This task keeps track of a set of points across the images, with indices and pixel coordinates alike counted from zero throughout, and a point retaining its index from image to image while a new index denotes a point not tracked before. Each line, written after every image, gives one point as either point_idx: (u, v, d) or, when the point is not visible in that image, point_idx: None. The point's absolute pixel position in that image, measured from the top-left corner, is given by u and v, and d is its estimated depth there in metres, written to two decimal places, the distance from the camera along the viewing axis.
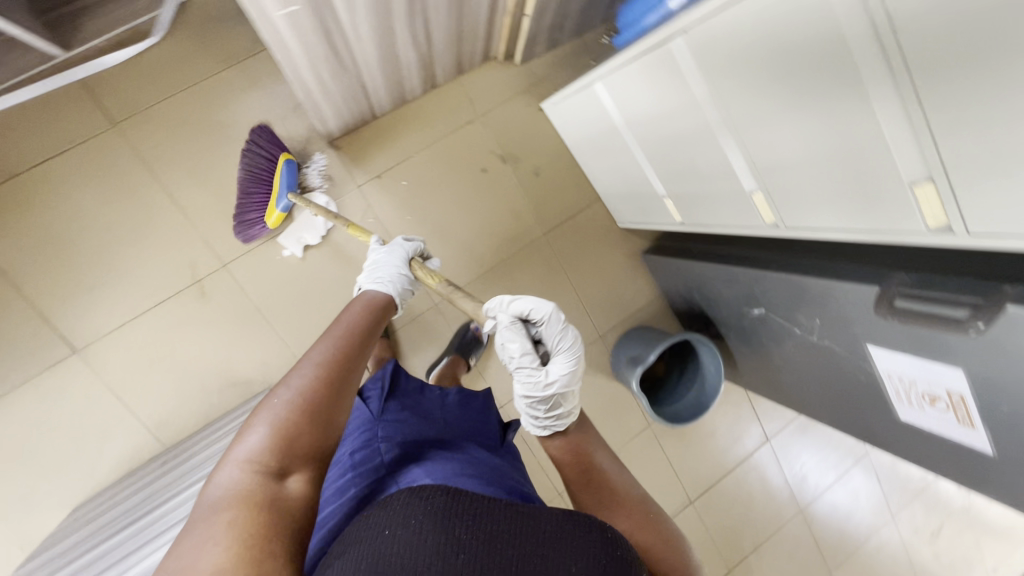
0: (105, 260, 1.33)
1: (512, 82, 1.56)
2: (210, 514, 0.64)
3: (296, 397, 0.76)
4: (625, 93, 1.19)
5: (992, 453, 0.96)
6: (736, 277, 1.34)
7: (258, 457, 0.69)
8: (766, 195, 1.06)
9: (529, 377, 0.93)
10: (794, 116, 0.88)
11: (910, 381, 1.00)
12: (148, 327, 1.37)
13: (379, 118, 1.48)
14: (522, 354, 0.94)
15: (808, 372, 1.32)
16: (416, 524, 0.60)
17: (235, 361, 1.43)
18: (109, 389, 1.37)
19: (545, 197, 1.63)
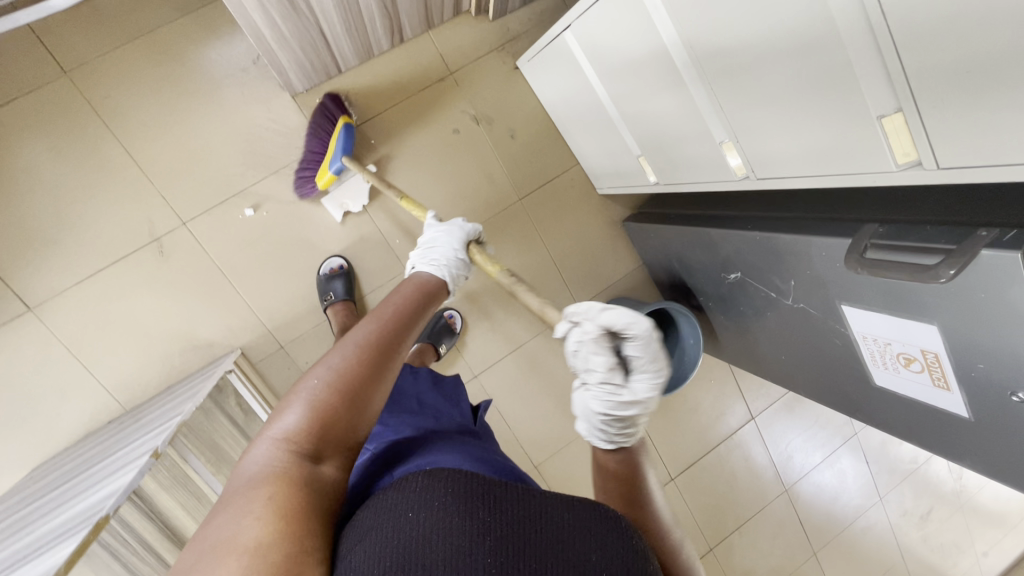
0: (62, 216, 1.29)
1: (486, 40, 1.50)
2: (239, 495, 0.54)
3: (339, 372, 0.64)
4: (593, 42, 1.13)
5: (968, 415, 0.88)
6: (711, 241, 1.28)
7: (296, 435, 0.59)
8: (735, 144, 1.00)
9: (605, 399, 0.76)
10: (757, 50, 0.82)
11: (886, 342, 0.93)
12: (105, 286, 1.33)
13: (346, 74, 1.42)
14: (602, 370, 0.76)
15: (786, 343, 1.25)
16: (437, 508, 0.54)
17: (197, 323, 1.40)
18: (66, 348, 1.33)
19: (522, 161, 1.57)
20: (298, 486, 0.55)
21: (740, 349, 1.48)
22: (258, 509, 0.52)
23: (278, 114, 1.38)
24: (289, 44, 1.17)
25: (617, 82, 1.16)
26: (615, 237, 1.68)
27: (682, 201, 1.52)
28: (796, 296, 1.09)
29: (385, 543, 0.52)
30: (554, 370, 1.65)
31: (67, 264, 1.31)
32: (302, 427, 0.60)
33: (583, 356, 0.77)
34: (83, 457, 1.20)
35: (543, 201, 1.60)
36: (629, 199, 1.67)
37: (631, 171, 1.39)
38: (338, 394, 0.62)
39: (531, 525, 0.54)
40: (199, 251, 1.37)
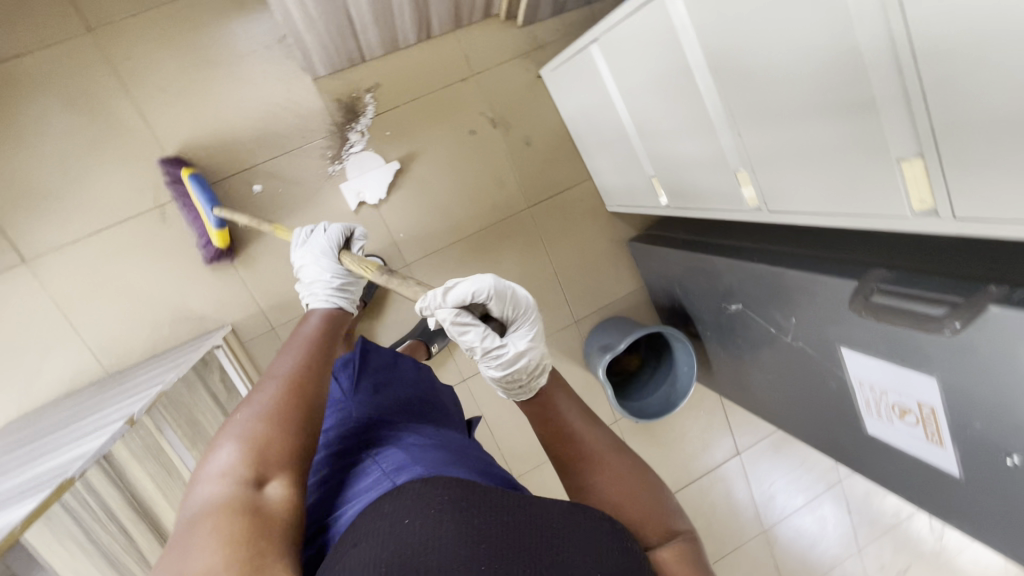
0: (68, 172, 1.28)
1: (512, 45, 1.50)
2: (185, 535, 0.51)
3: (266, 409, 0.63)
4: (621, 59, 1.13)
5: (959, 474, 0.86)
6: (716, 270, 1.27)
7: (234, 468, 0.56)
8: (750, 174, 0.98)
9: (493, 358, 0.78)
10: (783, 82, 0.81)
11: (882, 391, 0.92)
12: (102, 246, 1.32)
13: (368, 63, 1.41)
14: (482, 337, 0.77)
15: (782, 384, 1.23)
16: (431, 513, 0.52)
17: (190, 295, 1.38)
18: (55, 304, 1.32)
19: (534, 169, 1.56)
20: (247, 514, 0.52)
21: (733, 381, 1.46)
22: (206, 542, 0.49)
23: (297, 95, 1.38)
24: (316, 27, 1.16)
25: (638, 100, 1.16)
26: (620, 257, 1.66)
27: (691, 228, 1.51)
28: (796, 334, 1.07)
29: (377, 552, 0.50)
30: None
31: (68, 221, 1.30)
32: (240, 457, 0.57)
33: (461, 332, 0.77)
34: (57, 416, 1.18)
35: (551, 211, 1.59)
36: (636, 219, 1.66)
37: (642, 192, 1.38)
38: (269, 425, 0.61)
39: (528, 536, 0.53)
40: (200, 223, 1.36)
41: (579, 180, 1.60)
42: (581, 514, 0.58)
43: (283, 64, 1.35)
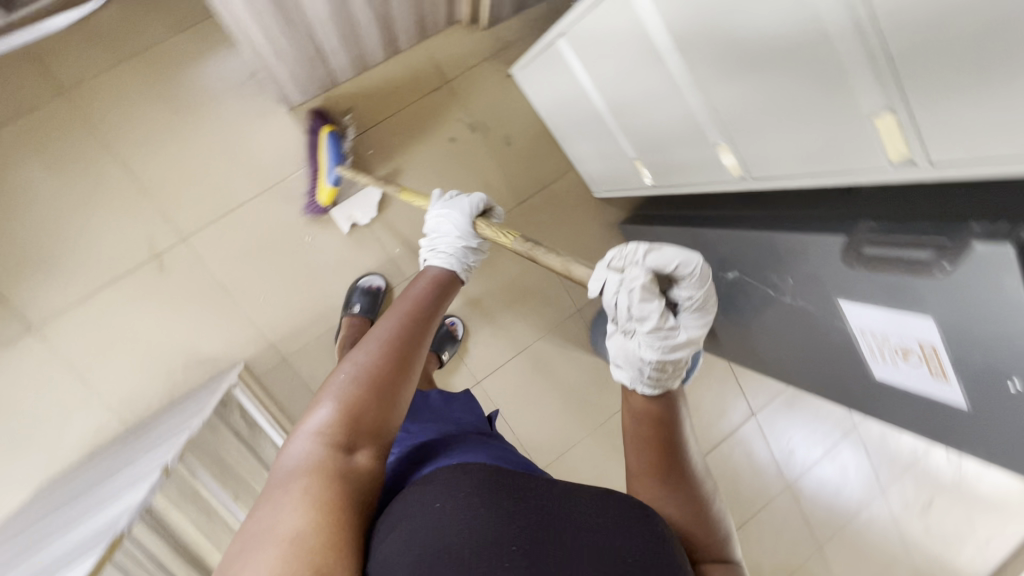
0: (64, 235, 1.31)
1: (479, 48, 1.51)
2: (277, 490, 0.54)
3: (365, 366, 0.62)
4: (577, 50, 1.14)
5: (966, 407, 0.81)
6: (701, 241, 1.25)
7: (331, 430, 0.57)
8: (728, 148, 1.00)
9: (652, 340, 0.71)
10: (741, 56, 0.83)
11: (882, 335, 0.88)
12: (108, 305, 1.34)
13: (342, 84, 1.44)
14: (657, 315, 0.70)
15: (784, 337, 1.17)
16: (466, 495, 0.57)
17: (200, 341, 1.39)
18: (70, 368, 1.33)
19: (518, 166, 1.57)
20: (334, 484, 0.54)
21: (740, 339, 1.40)
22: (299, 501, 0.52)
23: (278, 130, 1.40)
24: (280, 61, 1.18)
25: (611, 86, 1.17)
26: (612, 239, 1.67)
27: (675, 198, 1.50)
28: (794, 294, 1.04)
29: (416, 532, 0.54)
30: (556, 373, 1.66)
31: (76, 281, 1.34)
32: (334, 421, 0.58)
33: (622, 304, 0.72)
34: (78, 481, 1.19)
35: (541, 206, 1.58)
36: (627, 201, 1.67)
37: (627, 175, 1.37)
38: (367, 387, 0.61)
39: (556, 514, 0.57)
40: (198, 265, 1.37)
41: (562, 167, 1.61)
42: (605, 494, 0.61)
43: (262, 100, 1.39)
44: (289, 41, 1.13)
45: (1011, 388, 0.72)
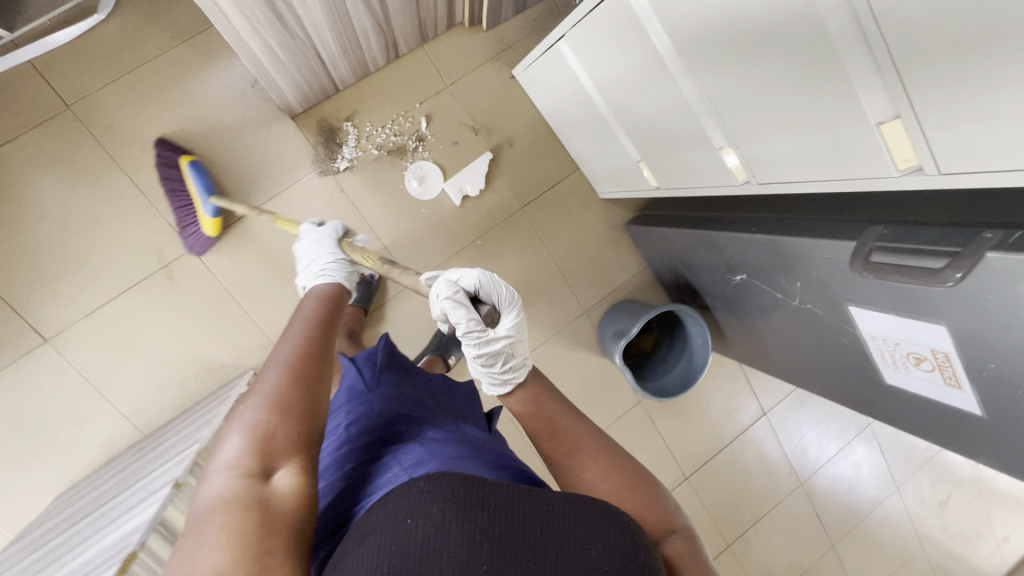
0: (113, 98, 1.13)
1: (512, 34, 1.35)
2: (194, 530, 0.47)
3: (265, 393, 0.57)
4: (698, 163, 0.96)
5: (985, 415, 0.78)
6: (788, 257, 0.93)
7: (241, 458, 0.51)
8: (912, 142, 0.60)
9: (474, 335, 0.76)
10: (938, 74, 0.53)
11: (894, 341, 0.84)
12: (132, 198, 1.16)
13: (435, 42, 1.30)
14: (465, 313, 0.75)
15: (901, 395, 0.92)
16: (439, 517, 0.46)
17: (207, 262, 1.21)
18: (46, 242, 1.13)
19: (519, 170, 1.41)
20: (253, 509, 0.48)
21: (820, 374, 1.14)
22: (210, 552, 0.45)
23: (410, 92, 1.30)
24: (372, 11, 1.04)
25: (762, 168, 0.83)
26: (595, 298, 1.52)
27: (690, 270, 1.32)
28: (887, 299, 0.78)
29: (388, 553, 0.45)
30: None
31: (70, 101, 1.11)
32: (249, 451, 0.52)
33: (443, 304, 0.76)
34: (102, 484, 1.07)
35: (537, 223, 1.44)
36: (622, 264, 1.52)
37: (774, 262, 0.98)
38: (282, 395, 0.56)
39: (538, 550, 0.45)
40: (230, 160, 1.20)
41: (562, 179, 1.44)
42: (584, 508, 0.49)
43: (403, 22, 1.14)
44: (382, 4, 1.05)
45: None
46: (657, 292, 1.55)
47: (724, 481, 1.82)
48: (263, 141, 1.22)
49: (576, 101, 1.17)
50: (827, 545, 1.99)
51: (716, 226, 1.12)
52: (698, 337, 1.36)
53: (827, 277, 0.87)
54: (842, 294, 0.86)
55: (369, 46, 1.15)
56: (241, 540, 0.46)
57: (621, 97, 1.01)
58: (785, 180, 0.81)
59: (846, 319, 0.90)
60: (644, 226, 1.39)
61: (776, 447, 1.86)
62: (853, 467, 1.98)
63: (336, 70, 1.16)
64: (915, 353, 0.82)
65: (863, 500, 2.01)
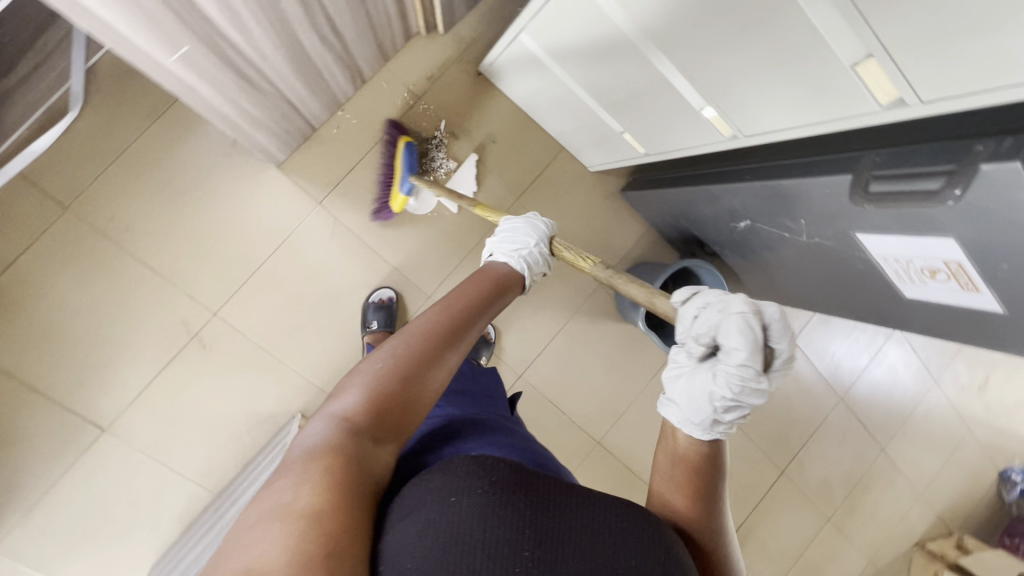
0: (104, 188, 1.15)
1: (469, 32, 1.34)
2: (300, 462, 0.51)
3: (399, 356, 0.59)
4: (681, 125, 0.97)
5: (1006, 312, 0.81)
6: (786, 197, 0.95)
7: (357, 415, 0.54)
8: (890, 78, 0.61)
9: (738, 381, 0.69)
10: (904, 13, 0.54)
11: (906, 259, 0.86)
12: (147, 278, 1.19)
13: (397, 58, 1.30)
14: (745, 350, 0.67)
15: (921, 306, 0.95)
16: (483, 500, 0.50)
17: (233, 322, 1.25)
18: (79, 338, 1.17)
19: (506, 163, 1.42)
20: (351, 464, 0.51)
21: (840, 299, 1.16)
22: (301, 494, 0.47)
23: (384, 113, 1.31)
24: (331, 46, 1.04)
25: (746, 121, 0.84)
26: (606, 269, 1.55)
27: (694, 224, 1.33)
28: (893, 222, 0.80)
29: (431, 527, 0.49)
30: (585, 406, 1.59)
31: (65, 199, 1.13)
32: (363, 408, 0.55)
33: (724, 326, 0.69)
34: (191, 548, 1.14)
35: (535, 210, 1.46)
36: (625, 230, 1.54)
37: (775, 205, 0.99)
38: (412, 365, 0.59)
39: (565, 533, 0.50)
40: (229, 220, 1.23)
41: (550, 162, 1.46)
42: (612, 501, 0.54)
43: (363, 48, 1.15)
44: (338, 37, 1.05)
45: None
46: (664, 248, 1.57)
47: (766, 411, 1.87)
48: (256, 194, 1.24)
49: (548, 87, 1.17)
50: (876, 448, 2.05)
51: (710, 179, 1.13)
52: (715, 285, 1.39)
53: (830, 211, 0.88)
54: (848, 224, 0.88)
55: (336, 80, 1.16)
56: (334, 489, 0.49)
57: (591, 76, 1.02)
58: (769, 128, 0.82)
59: (855, 246, 0.92)
60: (640, 190, 1.40)
61: (810, 369, 1.90)
62: (889, 371, 2.01)
63: (309, 110, 1.17)
64: (929, 266, 0.84)
65: (904, 399, 2.05)
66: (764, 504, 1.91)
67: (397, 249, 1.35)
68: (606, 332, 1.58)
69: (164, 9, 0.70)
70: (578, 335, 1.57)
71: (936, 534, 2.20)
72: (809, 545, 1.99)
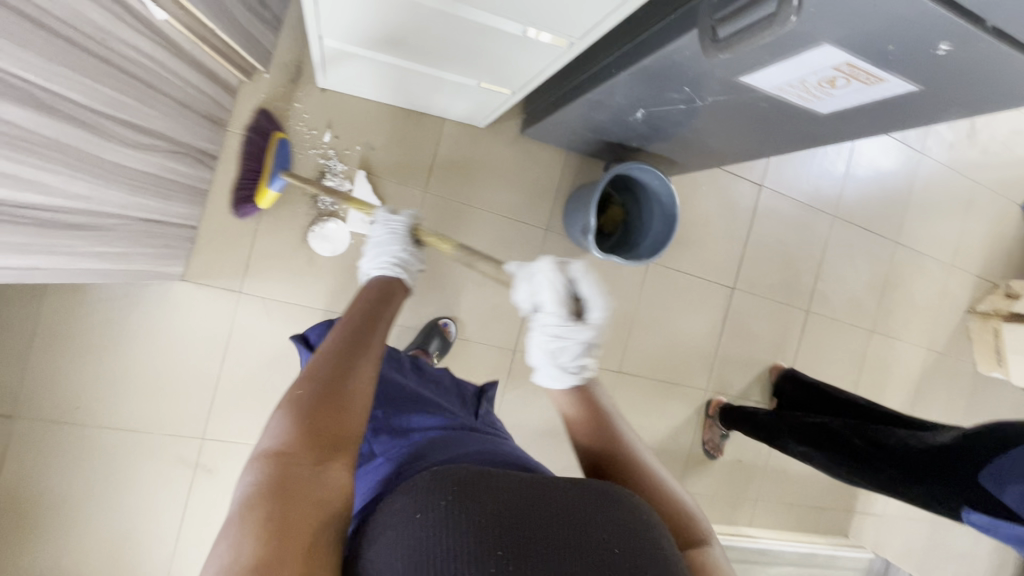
0: (37, 382, 1.14)
1: (294, 55, 1.25)
2: (236, 511, 0.48)
3: (312, 377, 0.60)
4: (519, 55, 0.88)
5: (919, 89, 0.73)
6: (657, 74, 0.86)
7: (289, 446, 0.53)
8: None
9: (556, 329, 0.81)
10: None
11: (800, 81, 0.77)
12: (123, 440, 1.19)
13: (239, 117, 1.22)
14: (557, 296, 0.82)
15: (842, 114, 0.86)
16: (444, 512, 0.48)
17: (224, 438, 1.25)
18: (94, 521, 1.18)
19: (398, 163, 1.34)
20: (291, 488, 0.49)
21: (768, 139, 1.08)
22: (247, 537, 0.45)
23: None
24: (154, 147, 0.98)
25: (571, 25, 0.76)
26: (545, 211, 1.48)
27: (600, 132, 1.25)
28: (765, 53, 0.72)
29: (401, 542, 0.48)
30: None
31: (6, 408, 1.12)
32: (294, 439, 0.54)
33: (541, 280, 0.83)
34: None
35: (449, 191, 1.39)
36: (545, 166, 1.46)
37: (650, 84, 0.91)
38: (331, 386, 0.59)
39: (540, 516, 0.49)
40: (167, 350, 1.21)
41: (440, 139, 1.37)
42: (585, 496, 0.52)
43: (194, 130, 1.08)
44: (157, 136, 0.98)
45: (939, 51, 0.64)
46: (593, 164, 1.50)
47: (767, 262, 1.81)
48: (177, 314, 1.21)
49: (386, 74, 1.08)
50: (889, 243, 1.98)
51: (585, 87, 1.04)
52: (655, 180, 1.31)
53: (702, 69, 0.80)
54: (726, 73, 0.79)
55: (186, 174, 1.10)
56: (292, 517, 0.48)
57: (412, 47, 0.93)
58: (596, 21, 0.73)
59: (746, 89, 0.84)
60: (536, 122, 1.32)
61: (790, 203, 1.82)
62: (870, 167, 1.91)
63: (177, 215, 1.11)
64: (824, 78, 0.75)
65: (897, 185, 1.96)
66: (804, 347, 1.89)
67: (338, 296, 1.31)
68: None
69: None
70: None
71: (984, 293, 2.15)
72: (862, 362, 1.98)
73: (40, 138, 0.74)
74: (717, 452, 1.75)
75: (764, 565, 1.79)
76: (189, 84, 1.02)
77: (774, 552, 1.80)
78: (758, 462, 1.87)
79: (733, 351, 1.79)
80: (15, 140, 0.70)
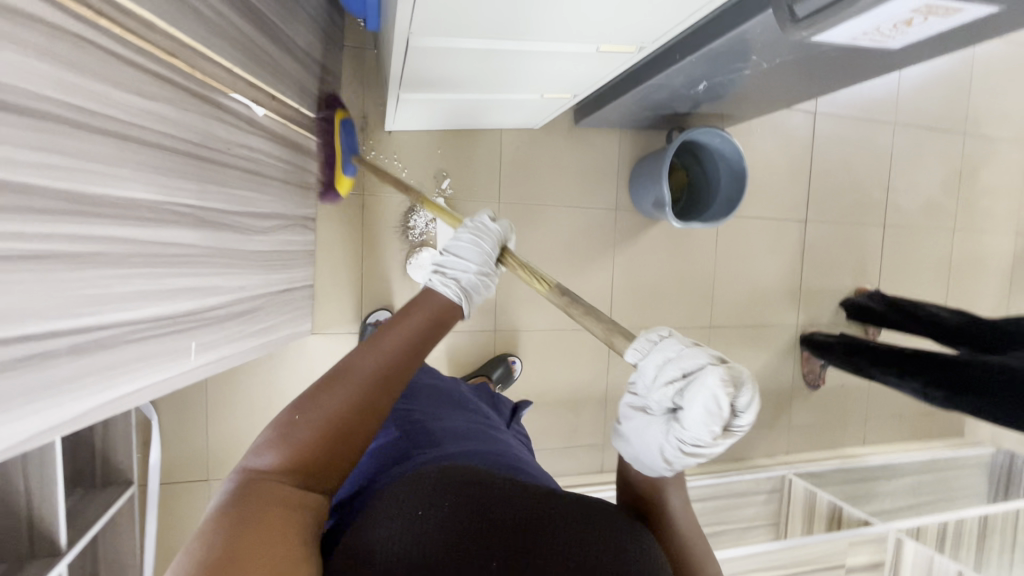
0: (219, 447, 1.31)
1: (357, 107, 1.34)
2: (207, 525, 0.45)
3: (324, 400, 0.55)
4: (587, 66, 0.93)
5: (1000, 10, 0.74)
6: (724, 52, 0.89)
7: (278, 472, 0.51)
8: None
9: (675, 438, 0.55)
10: None
11: (873, 28, 0.79)
12: None
13: (325, 177, 1.33)
14: (702, 419, 0.51)
15: (916, 44, 0.87)
16: (449, 520, 0.52)
17: None
18: None
19: (469, 182, 1.42)
20: (272, 517, 0.47)
21: (834, 78, 1.09)
22: (207, 561, 0.42)
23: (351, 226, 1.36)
24: (274, 226, 1.10)
25: (642, 33, 0.80)
26: (612, 193, 1.53)
27: (658, 107, 1.28)
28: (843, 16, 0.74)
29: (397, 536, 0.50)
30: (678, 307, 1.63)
31: (203, 473, 1.31)
32: (283, 463, 0.51)
33: (694, 388, 0.51)
34: None
35: (519, 196, 1.46)
36: (603, 149, 1.51)
37: (714, 61, 0.94)
38: (332, 419, 0.54)
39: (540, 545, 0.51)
40: None
41: (502, 150, 1.44)
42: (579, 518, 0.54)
43: (297, 201, 1.19)
44: (274, 216, 1.09)
45: None
46: (648, 135, 1.53)
47: (836, 185, 1.79)
48: (316, 363, 1.35)
49: (454, 108, 1.15)
50: (959, 135, 1.91)
51: (643, 74, 1.08)
52: (712, 137, 1.34)
53: (770, 39, 0.83)
54: (796, 38, 0.82)
55: (298, 241, 1.22)
56: (251, 543, 0.44)
57: (483, 83, 0.99)
58: (668, 25, 0.78)
59: (815, 46, 0.86)
60: (591, 112, 1.36)
61: (848, 122, 1.78)
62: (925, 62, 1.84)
63: (300, 279, 1.24)
64: (899, 22, 0.77)
65: (958, 72, 1.88)
66: (888, 260, 1.88)
67: None
68: (651, 238, 1.58)
69: (160, 338, 0.78)
70: (632, 260, 1.58)
71: None
72: (950, 261, 1.95)
73: (206, 249, 0.86)
74: (821, 380, 1.79)
75: (882, 481, 1.81)
76: (286, 162, 1.13)
77: (892, 467, 1.80)
78: (861, 382, 1.89)
79: (817, 280, 1.80)
80: (190, 257, 0.82)
